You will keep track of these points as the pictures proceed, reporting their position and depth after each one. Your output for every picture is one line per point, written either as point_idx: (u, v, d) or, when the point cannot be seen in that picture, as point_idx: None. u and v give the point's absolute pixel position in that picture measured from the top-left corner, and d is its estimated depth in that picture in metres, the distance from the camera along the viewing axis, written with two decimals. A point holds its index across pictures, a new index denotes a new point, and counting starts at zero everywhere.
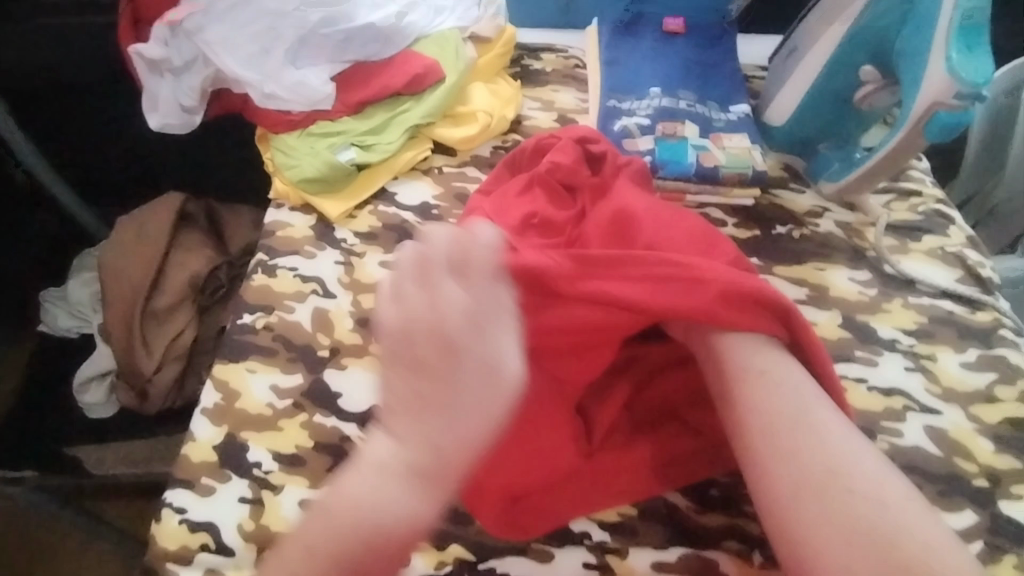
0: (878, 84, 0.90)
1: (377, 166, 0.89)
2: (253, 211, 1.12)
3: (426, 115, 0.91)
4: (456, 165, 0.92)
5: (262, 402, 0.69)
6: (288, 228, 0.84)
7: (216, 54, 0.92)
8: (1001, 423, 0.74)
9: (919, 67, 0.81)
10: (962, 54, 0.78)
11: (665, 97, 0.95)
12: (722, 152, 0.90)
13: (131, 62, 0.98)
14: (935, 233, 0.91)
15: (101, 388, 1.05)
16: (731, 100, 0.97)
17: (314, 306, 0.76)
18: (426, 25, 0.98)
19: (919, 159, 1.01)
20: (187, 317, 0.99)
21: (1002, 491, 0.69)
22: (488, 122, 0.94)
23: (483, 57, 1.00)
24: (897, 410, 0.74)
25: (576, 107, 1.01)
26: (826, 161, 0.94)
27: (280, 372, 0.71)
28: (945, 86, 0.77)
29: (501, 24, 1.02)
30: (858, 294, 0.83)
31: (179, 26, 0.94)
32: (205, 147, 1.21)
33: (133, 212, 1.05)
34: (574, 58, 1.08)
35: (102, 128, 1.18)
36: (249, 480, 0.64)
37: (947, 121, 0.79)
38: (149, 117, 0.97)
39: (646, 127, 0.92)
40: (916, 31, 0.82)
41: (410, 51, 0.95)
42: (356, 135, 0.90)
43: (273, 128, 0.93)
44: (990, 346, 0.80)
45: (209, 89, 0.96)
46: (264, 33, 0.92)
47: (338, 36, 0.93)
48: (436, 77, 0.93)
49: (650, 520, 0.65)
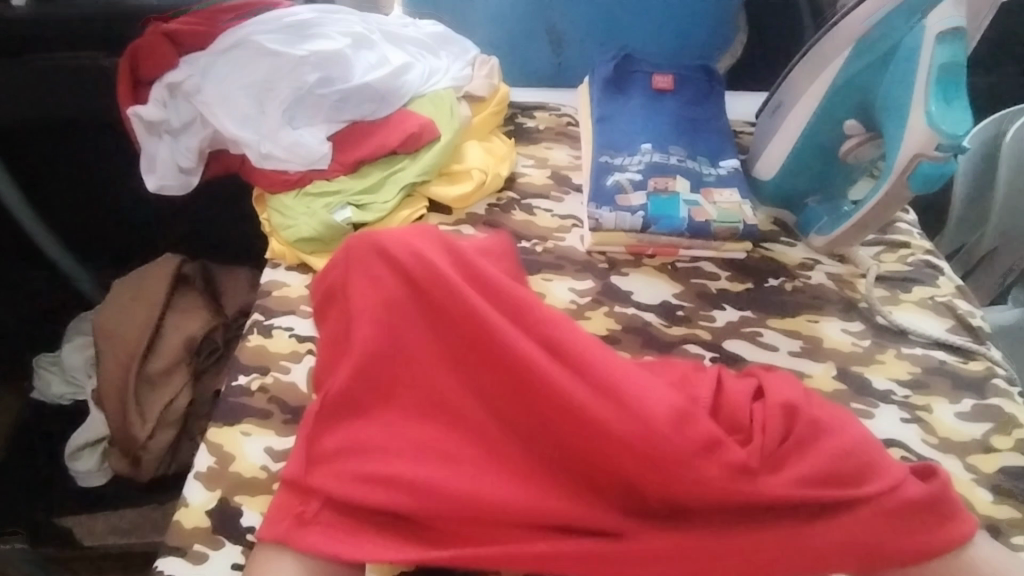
0: (861, 138, 0.92)
1: (373, 224, 0.90)
2: (249, 272, 1.13)
3: (421, 173, 0.92)
4: (451, 223, 0.93)
5: (257, 465, 0.68)
6: (284, 288, 0.85)
7: (212, 114, 0.93)
8: (998, 472, 0.73)
9: (900, 120, 0.83)
10: (940, 107, 0.80)
11: (656, 152, 0.97)
12: (714, 207, 0.92)
13: (129, 124, 0.99)
14: (925, 284, 0.92)
15: (93, 456, 1.03)
16: (720, 155, 1.00)
17: (310, 365, 0.76)
18: (421, 84, 1.00)
19: (906, 212, 1.03)
20: (183, 380, 0.98)
21: (1002, 542, 0.68)
22: (483, 179, 0.95)
23: (477, 116, 1.03)
24: (894, 461, 0.73)
25: (568, 164, 1.02)
26: (814, 215, 0.96)
27: (274, 433, 0.71)
28: (926, 138, 0.79)
29: (494, 83, 1.05)
30: (852, 345, 0.84)
31: (179, 89, 0.96)
32: (200, 205, 1.22)
33: (128, 274, 1.05)
34: (566, 115, 1.11)
35: (100, 188, 1.19)
36: (242, 546, 0.63)
37: (930, 173, 0.80)
38: (147, 179, 0.98)
39: (639, 182, 0.93)
40: (896, 85, 0.85)
41: (404, 111, 0.97)
42: (352, 194, 0.91)
43: (271, 188, 0.94)
44: (985, 397, 0.80)
45: (207, 149, 0.97)
46: (262, 94, 0.94)
47: (334, 97, 0.95)
48: (431, 136, 0.95)
49: None
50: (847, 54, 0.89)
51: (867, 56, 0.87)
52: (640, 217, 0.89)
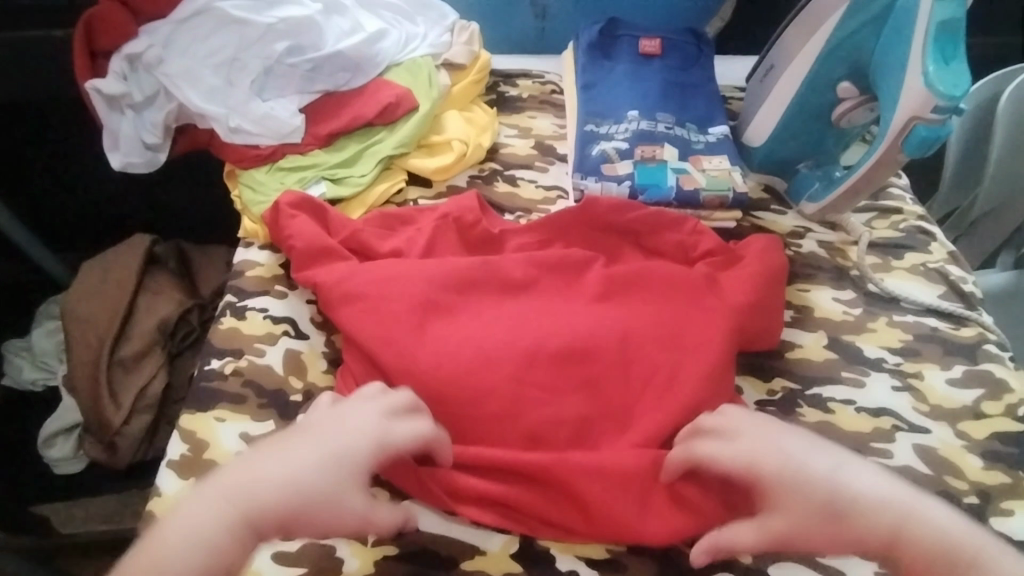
0: (856, 101, 0.89)
1: (350, 199, 0.87)
2: (225, 252, 1.10)
3: (399, 145, 0.89)
4: (431, 196, 0.90)
5: (232, 451, 0.66)
6: (257, 267, 0.81)
7: (178, 88, 0.89)
8: (989, 438, 0.72)
9: (896, 82, 0.80)
10: (938, 67, 0.77)
11: (643, 120, 0.94)
12: (702, 175, 0.89)
13: (89, 99, 0.95)
14: (917, 250, 0.90)
15: (68, 442, 0.99)
16: (709, 122, 0.97)
17: (286, 347, 0.74)
18: (397, 52, 0.96)
19: (899, 176, 1.00)
20: (157, 364, 0.95)
21: (993, 508, 0.67)
22: (463, 151, 0.92)
23: (457, 85, 0.99)
24: (886, 430, 0.72)
25: (553, 134, 0.99)
26: (806, 181, 0.93)
27: (251, 418, 0.68)
28: (922, 100, 0.76)
29: (474, 50, 1.00)
30: (843, 315, 0.82)
31: (139, 60, 0.92)
32: (173, 182, 1.18)
33: (97, 256, 1.02)
34: (550, 83, 1.07)
35: (67, 167, 1.16)
36: None
37: (926, 136, 0.78)
38: (111, 157, 0.94)
39: (625, 151, 0.90)
40: (892, 42, 0.82)
41: (381, 80, 0.94)
42: (327, 168, 0.88)
43: (241, 163, 0.91)
44: (976, 362, 0.78)
45: (173, 124, 0.93)
46: (228, 65, 0.90)
47: (306, 66, 0.91)
48: (408, 106, 0.91)
49: (639, 556, 0.62)
50: (842, 12, 0.86)
51: (864, 13, 0.84)
52: (625, 186, 0.87)
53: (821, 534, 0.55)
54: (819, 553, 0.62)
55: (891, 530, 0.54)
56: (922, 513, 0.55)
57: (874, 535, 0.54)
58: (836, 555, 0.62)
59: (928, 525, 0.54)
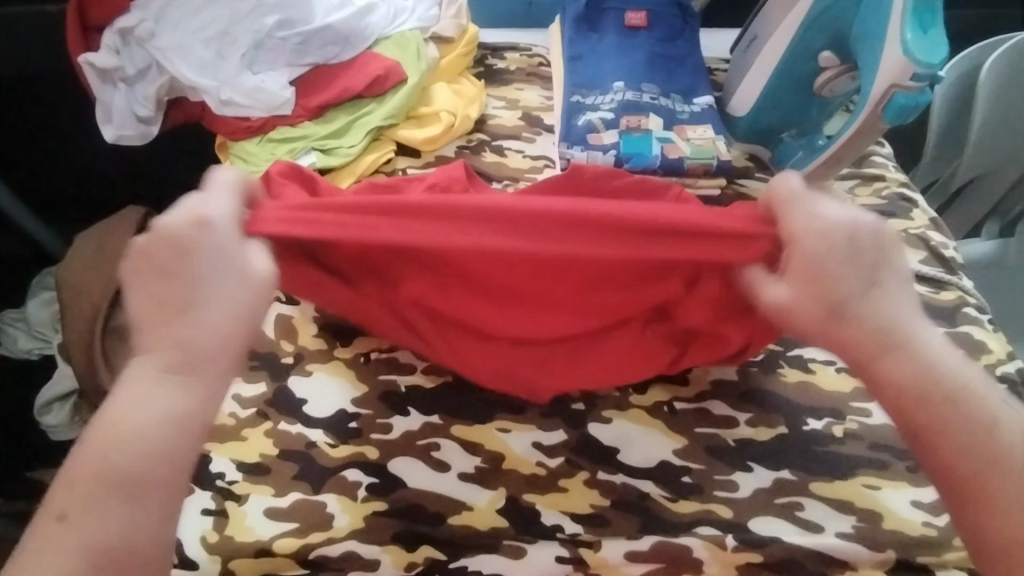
0: (837, 70, 0.90)
1: (338, 169, 0.88)
2: None
3: (387, 117, 0.90)
4: (420, 165, 0.91)
5: (225, 412, 0.68)
6: None
7: (169, 61, 0.90)
8: None
9: (876, 50, 0.81)
10: (916, 35, 0.78)
11: (628, 91, 0.95)
12: (686, 144, 0.91)
13: (83, 74, 0.96)
14: (898, 217, 0.91)
15: (64, 409, 1.01)
16: (694, 92, 0.98)
17: (277, 313, 0.75)
18: (386, 26, 0.97)
19: (882, 146, 1.01)
20: None
21: None
22: (451, 122, 0.93)
23: (445, 59, 1.00)
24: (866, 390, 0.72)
25: (540, 105, 1.00)
26: (789, 149, 0.94)
27: (243, 380, 0.70)
28: (901, 67, 0.77)
29: (462, 23, 1.01)
30: None
31: (131, 34, 0.93)
32: (166, 157, 1.19)
33: (91, 229, 1.03)
34: (538, 56, 1.08)
35: (61, 144, 1.17)
36: (213, 492, 0.63)
37: (904, 104, 0.79)
38: (104, 130, 0.95)
39: (610, 121, 0.91)
40: (872, 11, 0.82)
41: (369, 54, 0.94)
42: (317, 139, 0.90)
43: (232, 135, 0.92)
44: (956, 324, 0.80)
45: (165, 98, 0.94)
46: (219, 39, 0.91)
47: (295, 40, 0.92)
48: (397, 78, 0.92)
49: (623, 511, 0.63)
50: None
51: None
52: (611, 155, 0.88)
53: (821, 324, 0.51)
54: (799, 508, 0.63)
55: (887, 334, 0.50)
56: (919, 343, 0.50)
57: (871, 332, 0.50)
58: (815, 511, 0.63)
59: (916, 354, 0.50)
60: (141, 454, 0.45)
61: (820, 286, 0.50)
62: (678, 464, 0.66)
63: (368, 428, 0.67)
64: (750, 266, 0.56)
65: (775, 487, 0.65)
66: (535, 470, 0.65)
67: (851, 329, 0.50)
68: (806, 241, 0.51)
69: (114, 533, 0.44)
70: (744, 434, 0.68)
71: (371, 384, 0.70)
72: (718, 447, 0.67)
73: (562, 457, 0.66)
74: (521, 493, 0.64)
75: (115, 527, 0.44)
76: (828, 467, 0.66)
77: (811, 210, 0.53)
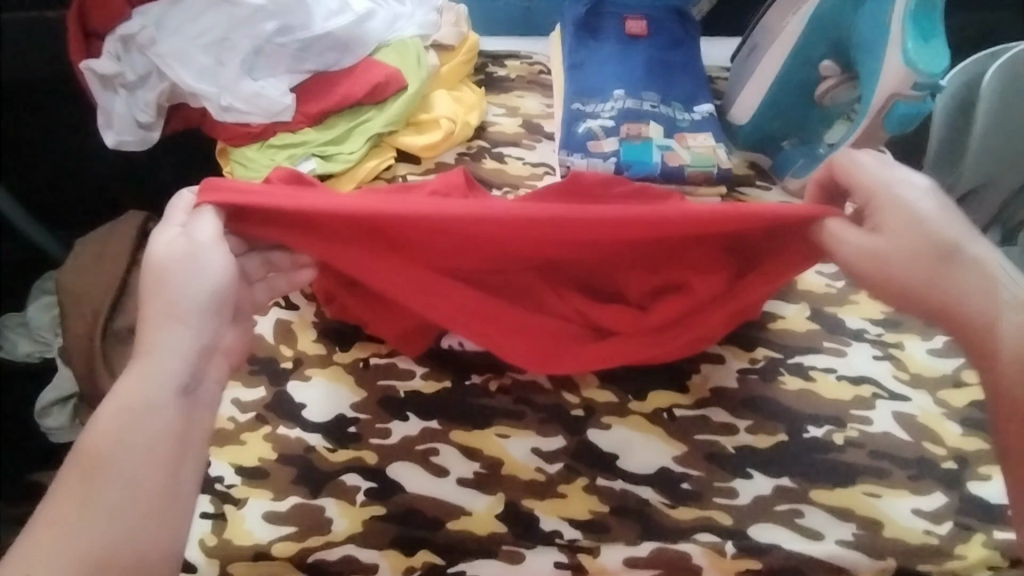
0: (838, 79, 0.91)
1: (339, 175, 0.89)
2: None
3: (389, 124, 0.91)
4: (420, 173, 0.91)
5: (225, 415, 0.68)
6: None
7: (169, 67, 0.91)
8: (969, 406, 0.71)
9: (877, 60, 0.81)
10: (917, 44, 0.79)
11: (628, 98, 0.95)
12: (686, 151, 0.91)
13: (82, 77, 0.96)
14: None
15: (64, 412, 1.01)
16: (694, 100, 0.98)
17: (277, 317, 0.75)
18: (385, 32, 0.97)
19: None
20: None
21: (971, 473, 0.66)
22: (451, 128, 0.93)
23: (446, 66, 1.00)
24: (866, 398, 0.72)
25: (540, 112, 1.00)
26: (789, 157, 0.94)
27: (242, 384, 0.70)
28: (903, 77, 0.78)
29: (463, 31, 1.02)
30: (825, 287, 0.81)
31: (132, 41, 0.93)
32: (166, 162, 1.19)
33: (93, 233, 1.03)
34: (538, 64, 1.08)
35: (63, 149, 1.17)
36: (211, 495, 0.62)
37: (905, 113, 0.80)
38: (105, 135, 0.96)
39: (610, 129, 0.92)
40: (873, 21, 0.83)
41: (371, 60, 0.94)
42: (318, 146, 0.90)
43: (233, 141, 0.92)
44: None
45: (165, 103, 0.95)
46: (218, 45, 0.91)
47: (294, 46, 0.93)
48: (398, 86, 0.93)
49: (623, 518, 0.63)
50: None
51: None
52: (611, 163, 0.89)
53: (924, 277, 0.56)
54: (799, 515, 0.63)
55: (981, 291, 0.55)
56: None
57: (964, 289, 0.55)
58: (815, 518, 0.63)
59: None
60: (126, 459, 0.51)
61: (915, 242, 0.56)
62: (677, 471, 0.66)
63: (367, 433, 0.67)
64: (827, 221, 0.61)
65: (775, 494, 0.65)
66: (535, 475, 0.65)
67: (949, 281, 0.55)
68: (896, 204, 0.57)
69: (108, 538, 0.48)
70: (744, 440, 0.68)
71: (371, 389, 0.70)
72: (719, 454, 0.67)
73: (561, 463, 0.66)
74: (520, 499, 0.64)
75: (109, 528, 0.49)
76: (828, 474, 0.66)
77: (894, 174, 0.59)
